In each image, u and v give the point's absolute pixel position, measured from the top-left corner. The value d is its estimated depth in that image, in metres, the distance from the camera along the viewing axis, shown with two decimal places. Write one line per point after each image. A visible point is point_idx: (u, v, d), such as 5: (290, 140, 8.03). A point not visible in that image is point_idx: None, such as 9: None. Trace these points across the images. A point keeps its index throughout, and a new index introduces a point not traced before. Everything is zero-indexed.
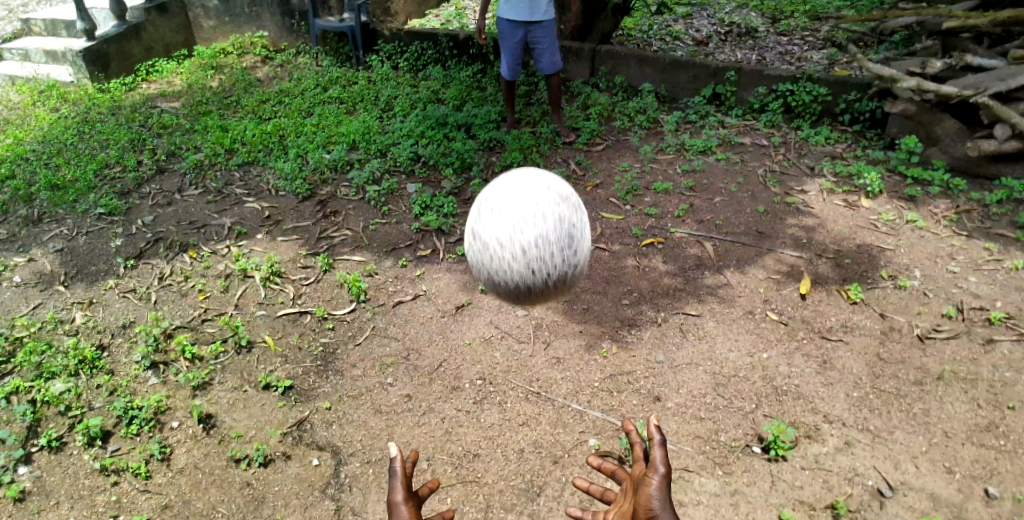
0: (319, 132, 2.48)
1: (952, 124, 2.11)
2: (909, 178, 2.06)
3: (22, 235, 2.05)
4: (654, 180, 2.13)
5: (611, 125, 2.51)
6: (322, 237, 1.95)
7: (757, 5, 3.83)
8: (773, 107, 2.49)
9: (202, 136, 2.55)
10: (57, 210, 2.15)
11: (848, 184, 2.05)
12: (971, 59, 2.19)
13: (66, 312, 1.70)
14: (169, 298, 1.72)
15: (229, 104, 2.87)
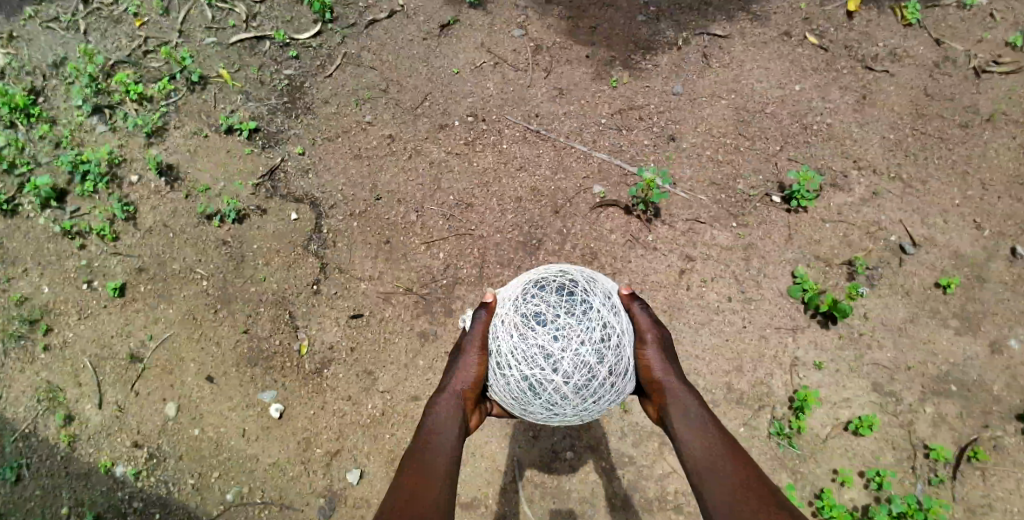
0: (398, 225, 2.55)
1: (982, 315, 2.26)
2: (938, 362, 2.22)
3: (149, 346, 2.38)
4: (706, 329, 2.30)
5: (687, 224, 2.47)
6: (412, 390, 2.32)
7: None
8: (854, 218, 2.44)
9: (268, 233, 2.54)
10: (159, 319, 2.41)
11: (877, 354, 2.24)
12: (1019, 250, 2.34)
13: (211, 456, 2.25)
14: (298, 448, 2.26)
15: (291, 142, 2.74)
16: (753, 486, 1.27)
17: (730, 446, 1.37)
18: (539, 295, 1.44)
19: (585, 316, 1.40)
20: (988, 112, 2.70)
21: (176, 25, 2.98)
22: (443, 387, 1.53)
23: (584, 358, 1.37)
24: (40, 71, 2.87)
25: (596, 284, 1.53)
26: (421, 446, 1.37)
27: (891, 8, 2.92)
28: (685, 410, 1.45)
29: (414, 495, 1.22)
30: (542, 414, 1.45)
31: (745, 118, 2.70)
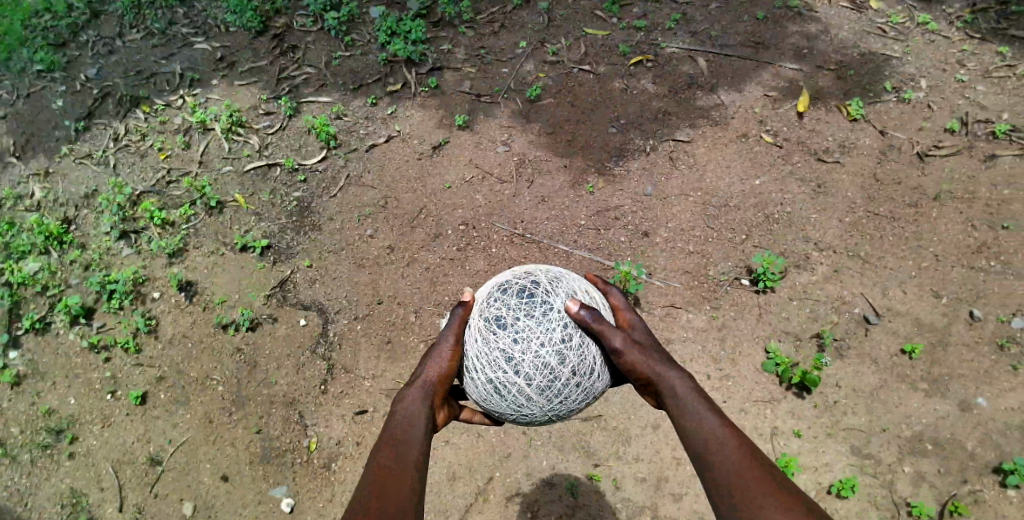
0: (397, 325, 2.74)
1: (951, 376, 2.39)
2: (916, 425, 2.30)
3: (163, 449, 2.52)
4: None
5: (666, 308, 2.66)
6: None
7: (836, 34, 3.76)
8: (818, 295, 2.64)
9: (278, 338, 2.73)
10: (174, 422, 2.57)
11: (857, 420, 2.33)
12: (976, 313, 2.52)
13: None
14: None
15: (301, 255, 3.02)
16: (752, 481, 1.18)
17: (731, 437, 1.28)
18: (501, 299, 1.61)
19: (544, 318, 1.56)
20: (932, 192, 2.99)
21: (196, 158, 3.49)
22: (414, 378, 1.55)
23: (543, 359, 1.53)
24: (73, 202, 3.36)
25: (561, 283, 1.66)
26: (392, 441, 1.35)
27: (836, 106, 3.39)
28: (680, 407, 1.39)
29: (393, 492, 1.19)
30: (512, 415, 1.60)
31: (712, 210, 2.99)
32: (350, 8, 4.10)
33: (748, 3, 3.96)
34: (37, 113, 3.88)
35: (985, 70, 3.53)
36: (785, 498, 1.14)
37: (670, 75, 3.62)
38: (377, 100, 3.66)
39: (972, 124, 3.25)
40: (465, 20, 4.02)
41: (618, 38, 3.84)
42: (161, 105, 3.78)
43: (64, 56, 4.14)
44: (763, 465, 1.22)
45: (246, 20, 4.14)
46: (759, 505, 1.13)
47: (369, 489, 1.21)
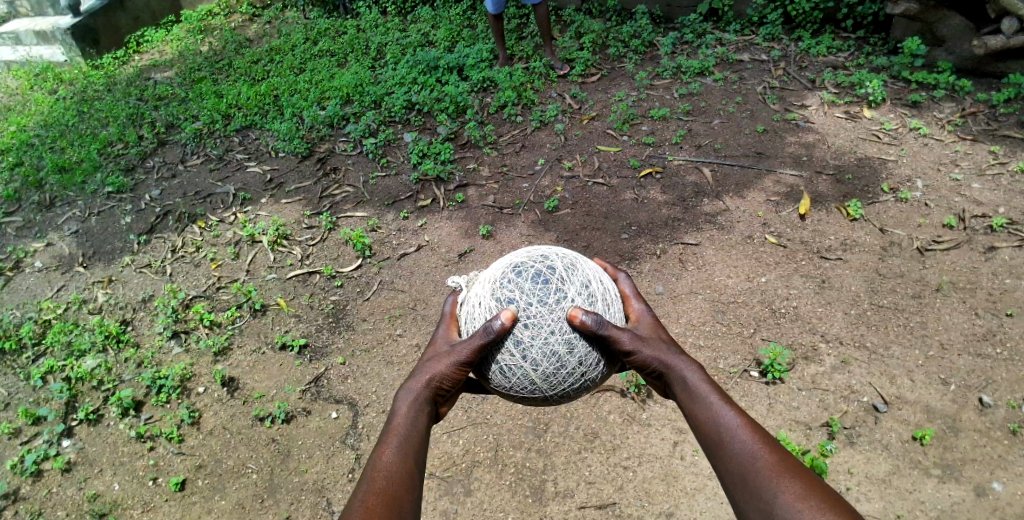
0: None
1: (967, 462, 2.40)
2: (940, 512, 2.26)
3: None
4: (711, 490, 2.39)
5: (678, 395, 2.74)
6: None
7: (825, 144, 4.11)
8: (827, 385, 2.72)
9: (310, 430, 2.89)
10: (205, 509, 2.67)
11: (879, 507, 2.30)
12: (983, 398, 2.59)
13: None
14: None
15: (334, 352, 3.26)
16: (765, 467, 1.27)
17: (746, 426, 1.38)
18: (516, 282, 1.74)
19: (557, 306, 1.69)
20: (934, 283, 3.11)
21: (245, 266, 3.88)
22: (414, 378, 1.62)
23: (551, 346, 1.67)
24: (132, 305, 3.72)
25: (577, 271, 1.78)
26: (399, 422, 1.51)
27: (836, 208, 3.63)
28: (694, 400, 1.49)
29: (391, 481, 1.32)
30: (517, 395, 1.76)
31: (721, 307, 3.16)
32: (386, 136, 4.72)
33: (746, 122, 4.40)
34: (105, 228, 4.43)
35: (978, 169, 3.76)
36: (799, 481, 1.22)
37: (678, 184, 3.97)
38: (408, 211, 4.09)
39: (968, 219, 3.43)
40: (489, 142, 4.55)
41: (628, 153, 4.27)
42: (215, 220, 4.28)
43: (133, 180, 4.86)
44: (776, 449, 1.32)
45: (294, 147, 4.81)
46: (776, 493, 1.21)
47: (374, 468, 1.35)
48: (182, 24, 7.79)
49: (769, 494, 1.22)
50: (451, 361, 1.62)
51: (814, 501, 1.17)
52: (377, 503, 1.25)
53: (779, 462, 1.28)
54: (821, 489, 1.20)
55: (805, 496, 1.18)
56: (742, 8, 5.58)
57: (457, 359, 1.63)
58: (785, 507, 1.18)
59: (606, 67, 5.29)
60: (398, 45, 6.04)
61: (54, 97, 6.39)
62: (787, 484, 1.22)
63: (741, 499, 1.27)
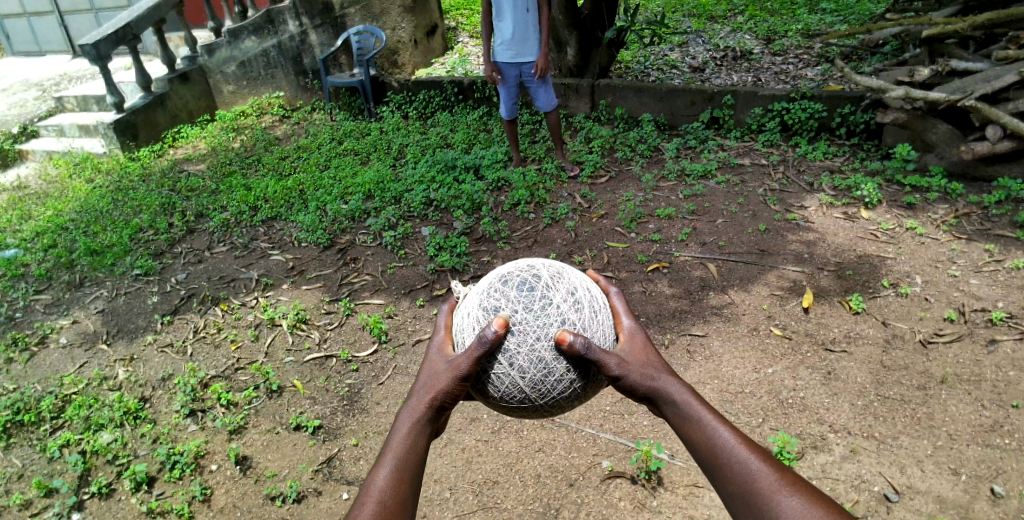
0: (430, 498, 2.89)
1: None
2: None
3: None
4: None
5: (689, 479, 2.74)
6: None
7: (823, 241, 4.34)
8: (838, 475, 2.72)
9: (318, 510, 2.89)
10: None
11: None
12: (994, 487, 2.58)
13: None
14: None
15: (347, 433, 3.32)
16: (767, 485, 1.27)
17: (744, 441, 1.37)
18: (503, 291, 1.88)
19: (542, 311, 1.82)
20: (939, 375, 3.17)
21: (264, 348, 4.02)
22: (415, 394, 1.61)
23: (538, 352, 1.77)
24: (151, 383, 3.84)
25: (562, 280, 1.91)
26: (397, 439, 1.50)
27: (839, 301, 3.77)
28: (686, 423, 1.45)
29: (386, 507, 1.35)
30: (508, 405, 1.86)
31: (731, 397, 3.21)
32: (404, 229, 5.03)
33: (748, 222, 4.66)
34: (132, 308, 4.65)
35: (974, 266, 3.92)
36: (799, 496, 1.23)
37: (685, 278, 4.16)
38: (425, 298, 4.29)
39: (968, 313, 3.54)
40: (502, 237, 4.83)
41: (636, 249, 4.51)
42: (238, 303, 4.49)
43: (161, 264, 5.14)
44: (774, 464, 1.32)
45: (316, 238, 5.11)
46: (784, 507, 1.22)
47: (368, 491, 1.39)
48: (217, 123, 8.51)
49: (774, 512, 1.23)
50: (450, 379, 1.61)
51: (815, 515, 1.19)
52: None
53: (779, 477, 1.28)
54: (822, 502, 1.22)
55: (807, 511, 1.20)
56: (741, 118, 6.08)
57: (458, 375, 1.62)
58: None
59: (613, 169, 5.69)
60: (418, 146, 6.57)
61: (91, 185, 6.89)
62: (790, 501, 1.23)
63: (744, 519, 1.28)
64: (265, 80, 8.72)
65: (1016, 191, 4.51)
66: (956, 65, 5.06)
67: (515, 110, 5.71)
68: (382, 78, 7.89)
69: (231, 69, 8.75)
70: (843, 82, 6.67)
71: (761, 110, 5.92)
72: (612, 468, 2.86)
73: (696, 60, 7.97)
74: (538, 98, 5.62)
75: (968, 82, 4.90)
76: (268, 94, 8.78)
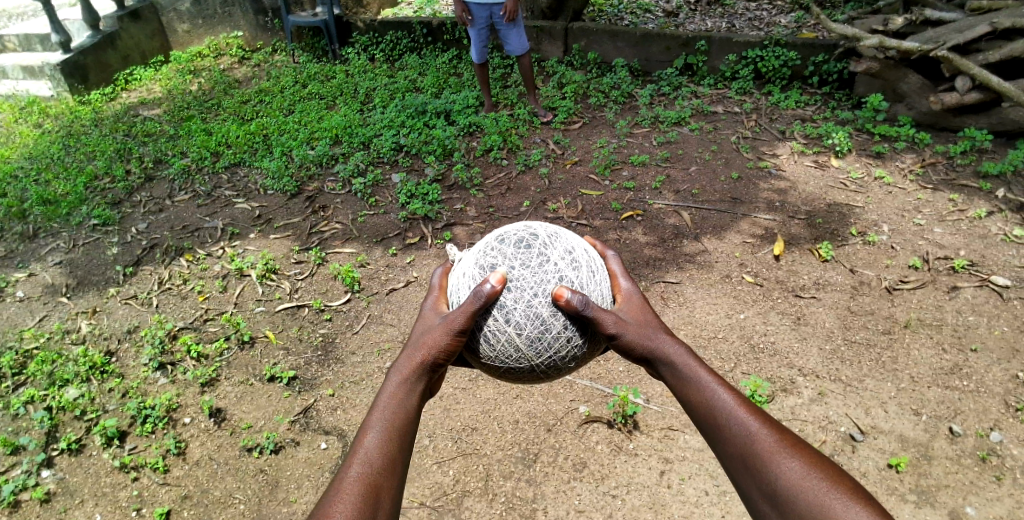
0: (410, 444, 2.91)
1: (940, 488, 2.49)
2: None
3: None
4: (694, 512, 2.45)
5: (664, 421, 2.83)
6: None
7: (796, 189, 4.36)
8: (804, 416, 2.83)
9: (298, 460, 2.89)
10: None
11: None
12: (951, 426, 2.73)
13: None
14: None
15: (324, 382, 3.29)
16: (766, 447, 1.26)
17: (744, 404, 1.36)
18: (500, 248, 1.84)
19: (539, 268, 1.78)
20: (902, 320, 3.28)
21: (232, 299, 3.90)
22: (407, 354, 1.57)
23: (535, 309, 1.74)
24: (116, 336, 3.70)
25: (560, 240, 1.88)
26: (387, 399, 1.47)
27: (809, 249, 3.82)
28: (685, 383, 1.46)
29: (374, 466, 1.31)
30: (503, 365, 1.82)
31: (703, 343, 3.27)
32: (374, 176, 4.87)
33: (721, 170, 4.64)
34: (91, 259, 4.44)
35: (939, 215, 4.00)
36: (799, 459, 1.23)
37: (659, 227, 4.15)
38: (398, 247, 4.21)
39: (932, 261, 3.63)
40: (475, 185, 4.71)
41: (610, 197, 4.46)
42: (203, 254, 4.31)
43: (119, 213, 4.89)
44: (774, 427, 1.31)
45: (282, 185, 4.91)
46: (783, 466, 1.22)
47: (355, 452, 1.34)
48: (171, 63, 7.98)
49: (772, 474, 1.22)
50: (442, 336, 1.58)
51: (813, 477, 1.18)
52: (353, 494, 1.25)
53: (778, 440, 1.27)
54: (821, 464, 1.22)
55: (806, 473, 1.20)
56: (716, 64, 5.97)
57: (451, 332, 1.59)
58: (790, 488, 1.18)
59: (587, 115, 5.56)
60: (386, 89, 6.29)
61: (37, 130, 6.44)
62: (789, 464, 1.22)
63: (743, 479, 1.27)
64: (220, 19, 8.18)
65: (981, 142, 4.59)
66: (931, 15, 5.06)
67: (486, 54, 5.46)
68: (346, 17, 7.44)
69: (182, 6, 8.16)
70: (817, 29, 6.58)
71: (736, 57, 5.81)
72: (589, 413, 2.91)
73: (671, 3, 7.73)
74: (509, 42, 5.40)
75: (942, 32, 4.86)
76: (223, 33, 8.23)
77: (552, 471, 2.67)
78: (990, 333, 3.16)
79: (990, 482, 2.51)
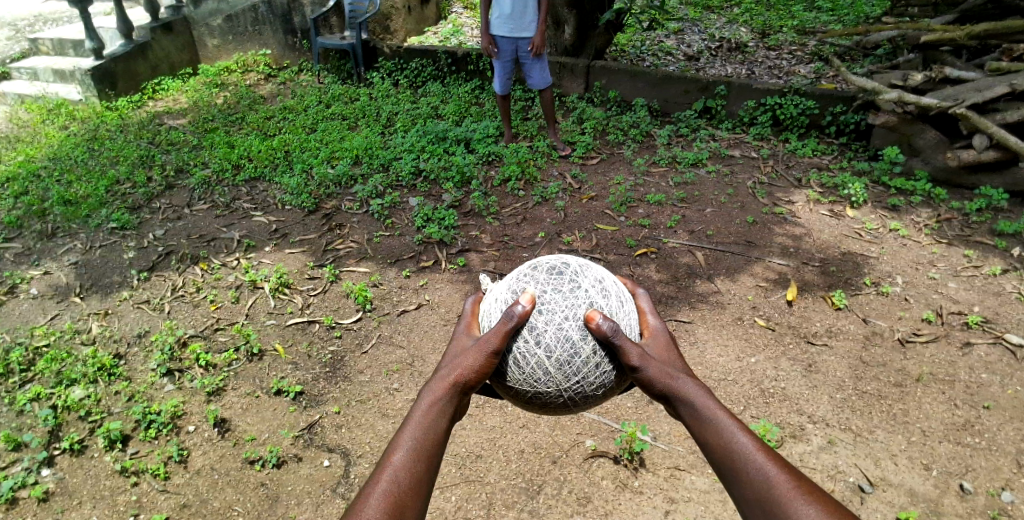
0: None
1: None
2: None
3: None
4: None
5: (670, 460, 2.81)
6: None
7: (808, 236, 4.40)
8: (812, 465, 2.80)
9: (299, 475, 2.90)
10: None
11: None
12: (961, 484, 2.69)
13: None
14: None
15: (328, 399, 3.31)
16: (783, 493, 1.25)
17: (762, 448, 1.36)
18: (533, 275, 1.95)
19: (570, 293, 1.88)
20: (915, 373, 3.26)
21: (245, 310, 3.95)
22: (439, 376, 1.61)
23: (565, 331, 1.82)
24: (126, 339, 3.76)
25: (591, 270, 1.98)
26: (417, 419, 1.49)
27: (821, 297, 3.83)
28: (703, 424, 1.46)
29: (400, 484, 1.33)
30: (531, 389, 1.86)
31: (712, 384, 3.26)
32: (392, 198, 4.96)
33: (735, 213, 4.69)
34: (107, 262, 4.52)
35: (954, 270, 4.01)
36: (817, 506, 1.22)
37: (672, 265, 4.18)
38: (413, 268, 4.27)
39: (945, 315, 3.63)
40: (491, 212, 4.79)
41: (624, 233, 4.51)
42: (218, 264, 4.39)
43: (138, 219, 5.00)
44: (792, 472, 1.30)
45: (301, 201, 5.02)
46: (801, 513, 1.21)
47: (383, 470, 1.36)
48: (199, 77, 8.23)
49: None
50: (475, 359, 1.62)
51: None
52: (379, 510, 1.26)
53: (795, 486, 1.27)
54: (840, 513, 1.20)
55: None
56: (734, 109, 6.07)
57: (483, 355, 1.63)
58: None
59: (605, 151, 5.66)
60: (408, 114, 6.45)
61: (65, 133, 6.64)
62: (807, 510, 1.21)
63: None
64: (251, 37, 8.45)
65: (997, 201, 4.61)
66: (950, 73, 5.12)
67: (508, 85, 5.60)
68: (373, 43, 7.67)
69: (216, 23, 8.45)
70: (835, 80, 6.70)
71: (754, 103, 5.92)
72: (596, 447, 2.90)
73: (691, 48, 7.91)
74: (532, 75, 5.53)
75: (960, 90, 4.92)
76: (253, 51, 8.50)
77: (558, 504, 2.65)
78: (1003, 392, 3.13)
79: None
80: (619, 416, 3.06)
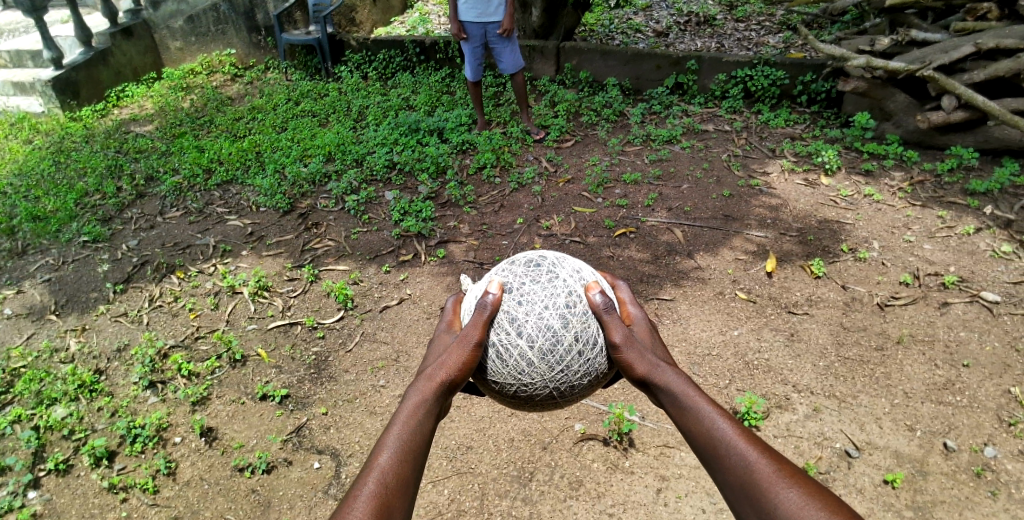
0: None
1: (942, 511, 2.46)
2: None
3: None
4: None
5: (660, 437, 2.82)
6: None
7: (785, 206, 4.41)
8: (799, 433, 2.83)
9: (290, 480, 2.85)
10: None
11: None
12: (945, 441, 2.73)
13: None
14: None
15: (315, 400, 3.26)
16: (765, 478, 1.24)
17: (744, 434, 1.35)
18: (511, 268, 1.93)
19: (549, 283, 1.85)
20: (895, 335, 3.30)
21: (224, 317, 3.87)
22: (425, 375, 1.59)
23: (546, 321, 1.80)
24: (106, 354, 3.65)
25: (569, 261, 1.96)
26: (403, 419, 1.46)
27: (801, 266, 3.85)
28: (685, 413, 1.46)
29: (388, 484, 1.29)
30: (517, 383, 1.83)
31: (697, 360, 3.27)
32: (367, 193, 4.88)
33: (713, 187, 4.68)
34: (80, 276, 4.39)
35: (929, 232, 4.05)
36: (798, 489, 1.20)
37: (652, 244, 4.17)
38: (393, 263, 4.21)
39: (922, 277, 3.67)
40: (468, 202, 4.74)
41: (603, 214, 4.48)
42: (194, 271, 4.28)
43: (110, 230, 4.86)
44: (774, 456, 1.29)
45: (275, 202, 4.91)
46: (783, 498, 1.20)
47: (369, 470, 1.32)
48: (164, 81, 8.00)
49: (771, 504, 1.20)
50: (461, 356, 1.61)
51: (812, 507, 1.16)
52: (367, 512, 1.22)
53: (775, 470, 1.25)
54: (821, 494, 1.19)
55: (805, 503, 1.18)
56: (705, 84, 6.05)
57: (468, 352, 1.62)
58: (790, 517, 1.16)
59: (579, 133, 5.62)
60: (379, 107, 6.33)
61: (28, 146, 6.42)
62: (788, 493, 1.20)
63: (743, 509, 1.26)
64: (214, 37, 8.22)
65: (967, 160, 4.67)
66: (916, 35, 5.16)
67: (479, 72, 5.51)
68: (338, 36, 7.50)
69: (176, 24, 8.20)
70: (805, 49, 6.72)
71: (726, 76, 5.90)
72: (585, 430, 2.90)
73: (661, 24, 7.86)
74: (503, 60, 5.44)
75: (928, 52, 4.94)
76: (216, 51, 8.27)
77: (549, 488, 2.65)
78: (981, 349, 3.18)
79: (988, 500, 2.49)
80: (605, 399, 3.05)
